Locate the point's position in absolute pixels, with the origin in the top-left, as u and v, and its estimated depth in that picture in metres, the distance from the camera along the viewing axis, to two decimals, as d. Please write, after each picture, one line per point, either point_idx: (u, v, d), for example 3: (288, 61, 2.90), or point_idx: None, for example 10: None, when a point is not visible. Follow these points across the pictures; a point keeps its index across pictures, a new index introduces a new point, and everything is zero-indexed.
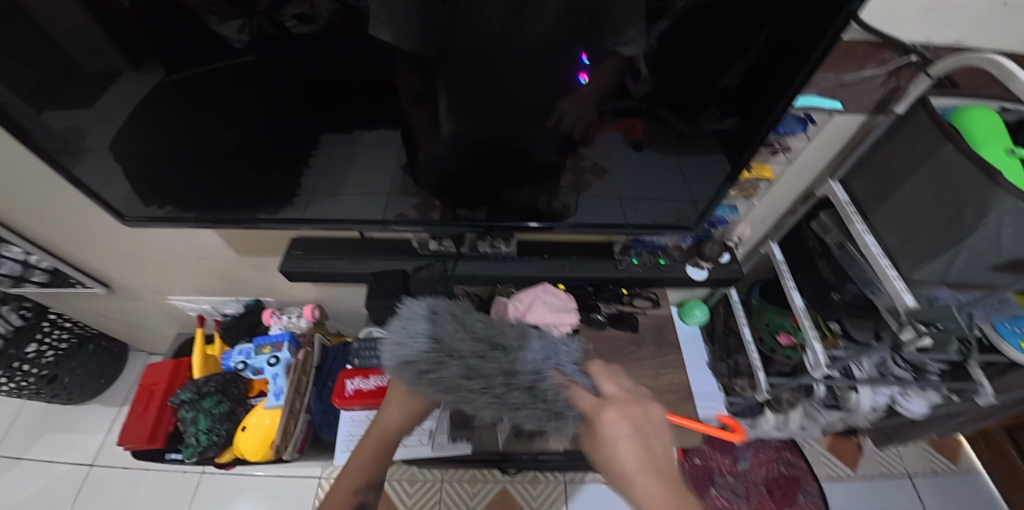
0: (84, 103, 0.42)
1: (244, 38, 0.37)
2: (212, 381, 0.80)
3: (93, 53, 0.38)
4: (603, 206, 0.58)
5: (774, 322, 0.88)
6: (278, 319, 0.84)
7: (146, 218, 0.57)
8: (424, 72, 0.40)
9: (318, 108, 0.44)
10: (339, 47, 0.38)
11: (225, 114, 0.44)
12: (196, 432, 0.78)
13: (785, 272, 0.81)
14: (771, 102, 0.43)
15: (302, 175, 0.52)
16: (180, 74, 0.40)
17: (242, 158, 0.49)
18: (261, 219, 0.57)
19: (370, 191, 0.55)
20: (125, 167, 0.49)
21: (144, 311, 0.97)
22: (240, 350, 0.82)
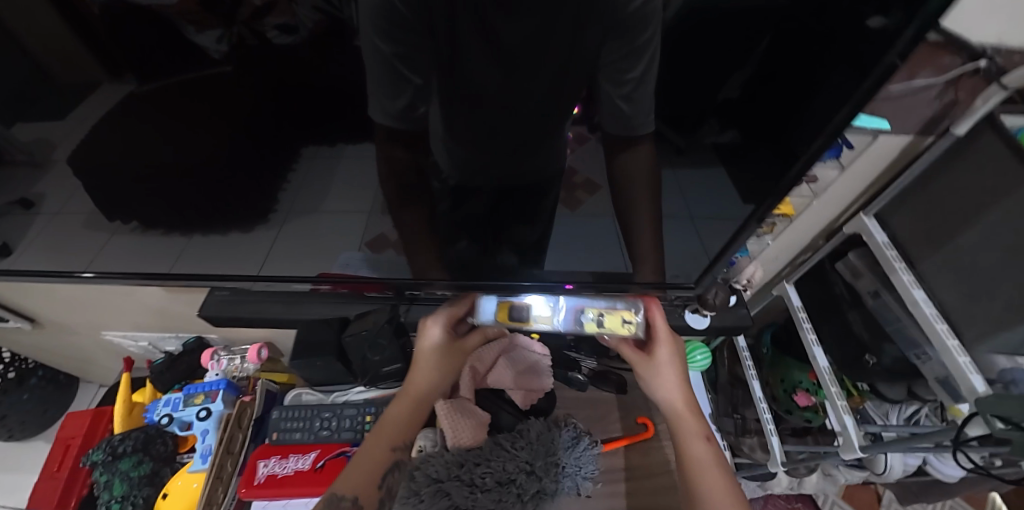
0: (57, 115, 0.40)
1: (222, 48, 0.35)
2: (129, 440, 0.72)
3: (69, 63, 0.37)
4: (595, 223, 0.54)
5: (791, 379, 0.85)
6: (217, 363, 0.81)
7: (97, 243, 0.53)
8: (414, 86, 0.38)
9: (299, 124, 0.42)
10: (322, 60, 0.35)
11: (193, 126, 0.42)
12: (110, 499, 0.71)
13: (804, 319, 0.83)
14: (778, 110, 0.40)
15: (280, 190, 0.48)
16: (150, 84, 0.38)
17: (212, 177, 0.47)
18: (227, 239, 0.53)
19: (350, 211, 0.51)
20: (85, 182, 0.46)
21: (81, 344, 0.95)
22: (166, 401, 0.76)
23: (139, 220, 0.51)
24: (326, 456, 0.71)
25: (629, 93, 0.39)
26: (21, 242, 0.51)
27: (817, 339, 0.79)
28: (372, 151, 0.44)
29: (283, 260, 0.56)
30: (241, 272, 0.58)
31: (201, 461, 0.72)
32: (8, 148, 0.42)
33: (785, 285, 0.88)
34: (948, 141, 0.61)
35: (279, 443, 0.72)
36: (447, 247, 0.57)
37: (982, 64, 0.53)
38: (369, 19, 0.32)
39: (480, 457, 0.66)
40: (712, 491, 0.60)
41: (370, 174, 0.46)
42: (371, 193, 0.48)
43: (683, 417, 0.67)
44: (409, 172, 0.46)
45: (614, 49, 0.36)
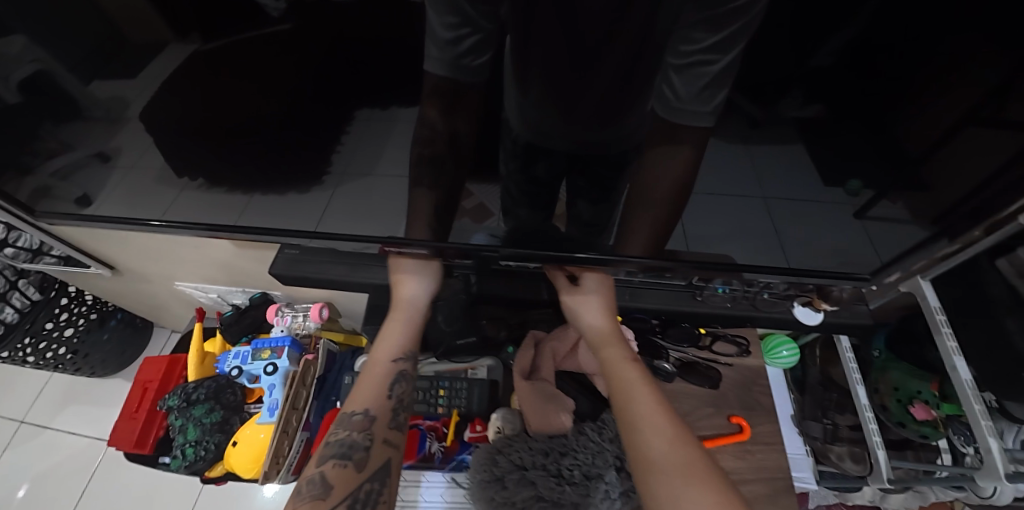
0: (130, 74, 0.42)
1: (281, 5, 0.34)
2: (203, 388, 0.81)
3: (142, 23, 0.38)
4: (664, 204, 0.50)
5: (906, 387, 0.69)
6: (283, 319, 0.85)
7: (164, 203, 0.55)
8: (467, 51, 0.36)
9: (352, 82, 0.40)
10: (377, 18, 0.35)
11: (251, 84, 0.42)
12: (184, 443, 0.79)
13: (943, 323, 0.62)
14: (904, 81, 0.35)
15: (334, 151, 0.47)
16: (214, 43, 0.39)
17: (272, 142, 0.47)
18: (276, 204, 0.54)
19: (403, 173, 0.49)
20: (159, 140, 0.48)
21: (153, 292, 1.02)
22: (235, 354, 0.82)
23: (205, 178, 0.51)
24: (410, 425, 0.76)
25: (700, 63, 0.35)
26: (105, 198, 0.56)
27: (959, 349, 0.61)
28: (428, 114, 0.42)
29: (335, 230, 0.56)
30: (297, 237, 0.58)
31: (268, 414, 0.79)
32: (89, 106, 0.45)
33: (919, 280, 0.65)
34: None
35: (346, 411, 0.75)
36: (505, 212, 0.55)
37: None
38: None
39: (570, 448, 0.64)
40: (639, 408, 0.56)
41: (419, 138, 0.45)
42: (424, 158, 0.47)
43: (603, 339, 0.65)
44: (469, 136, 0.45)
45: (697, 10, 0.32)
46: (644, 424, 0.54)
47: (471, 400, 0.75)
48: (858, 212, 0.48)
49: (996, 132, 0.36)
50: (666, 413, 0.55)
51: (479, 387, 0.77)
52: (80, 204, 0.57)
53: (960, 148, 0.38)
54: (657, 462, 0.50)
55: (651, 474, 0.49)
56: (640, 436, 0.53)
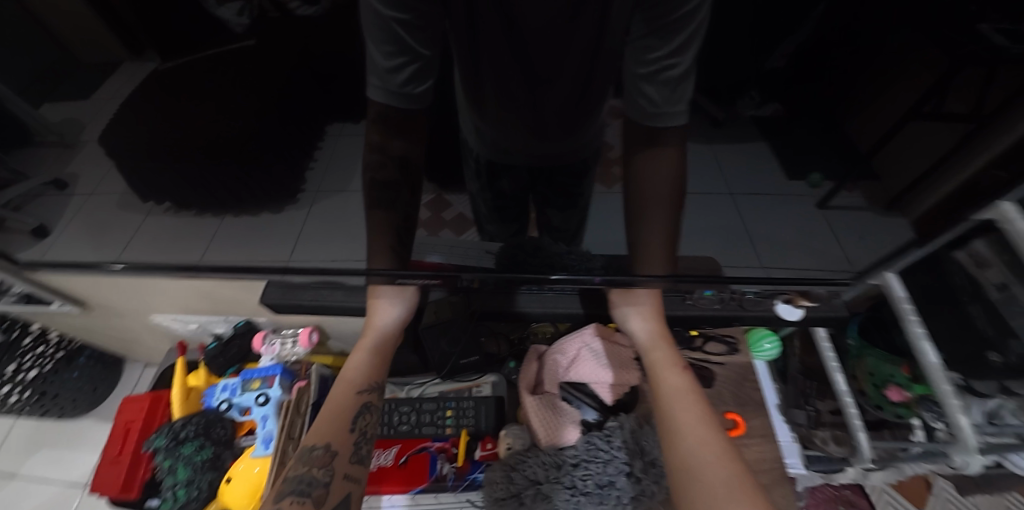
0: (83, 95, 0.40)
1: (245, 21, 0.35)
2: (191, 425, 0.77)
3: (97, 44, 0.38)
4: (643, 212, 0.50)
5: (881, 370, 0.75)
6: (271, 348, 0.84)
7: (130, 232, 0.52)
8: (421, 65, 0.36)
9: (319, 96, 0.40)
10: (342, 34, 0.34)
11: (215, 102, 0.40)
12: (175, 484, 0.75)
13: (909, 312, 0.65)
14: (848, 78, 0.38)
15: (308, 168, 0.45)
16: (173, 62, 0.38)
17: (235, 163, 0.45)
18: (250, 226, 0.51)
19: (379, 189, 0.47)
20: (117, 165, 0.45)
21: (127, 327, 0.97)
22: (224, 386, 0.80)
23: (171, 201, 0.48)
24: (415, 447, 0.74)
25: (662, 68, 0.36)
26: (67, 231, 0.53)
27: (927, 335, 0.65)
28: (394, 129, 0.41)
29: (314, 248, 0.54)
30: (273, 259, 0.55)
31: (263, 445, 0.76)
32: (40, 131, 0.43)
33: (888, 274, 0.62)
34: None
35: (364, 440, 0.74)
36: (480, 225, 0.54)
37: None
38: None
39: (577, 456, 0.66)
40: (685, 415, 0.58)
41: (397, 152, 0.43)
42: (398, 172, 0.45)
43: (657, 346, 0.67)
44: (436, 151, 0.44)
45: (648, 20, 0.33)
46: (691, 428, 0.57)
47: (479, 419, 0.76)
48: (820, 204, 0.49)
49: (937, 123, 0.40)
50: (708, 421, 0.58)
51: (488, 405, 0.77)
52: (35, 235, 0.54)
53: (905, 141, 0.42)
54: (701, 461, 0.53)
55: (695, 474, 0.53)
56: (687, 441, 0.55)
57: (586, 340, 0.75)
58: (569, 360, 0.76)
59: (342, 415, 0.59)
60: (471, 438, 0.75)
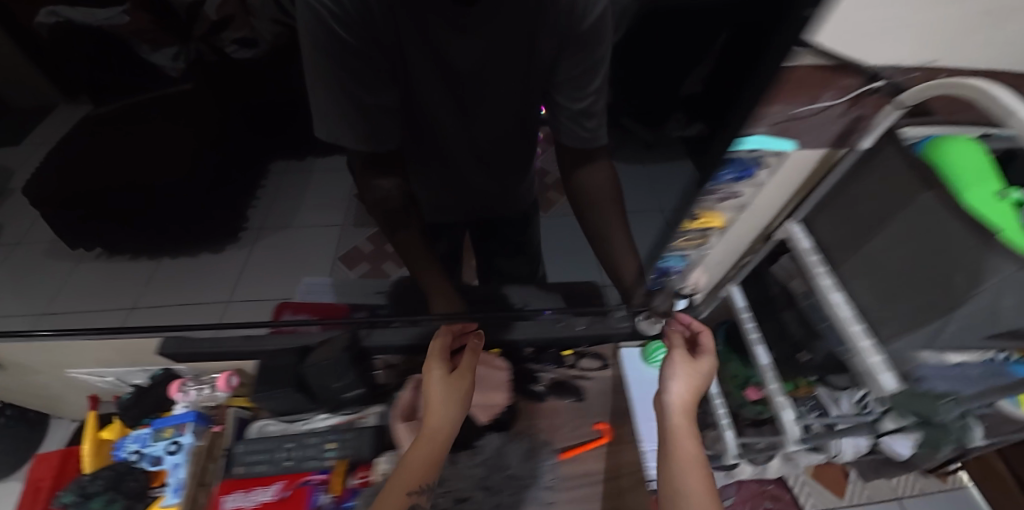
0: (14, 140, 0.38)
1: (180, 65, 0.34)
2: (99, 479, 0.69)
3: (23, 86, 0.35)
4: (592, 230, 0.54)
5: (742, 374, 0.88)
6: (184, 395, 0.73)
7: (56, 281, 0.49)
8: (385, 114, 0.38)
9: (263, 138, 0.39)
10: (283, 78, 0.34)
11: (155, 144, 0.39)
12: None
13: (747, 319, 0.82)
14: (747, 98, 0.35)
15: (250, 206, 0.45)
16: (108, 107, 0.37)
17: (170, 204, 0.44)
18: (199, 265, 0.50)
19: (320, 225, 0.47)
20: (55, 214, 0.43)
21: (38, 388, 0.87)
22: (135, 436, 0.70)
23: (103, 246, 0.46)
24: (296, 482, 0.68)
25: (591, 106, 0.40)
26: None
27: (760, 339, 0.79)
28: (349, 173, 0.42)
29: (256, 285, 0.53)
30: (214, 297, 0.54)
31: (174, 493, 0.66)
32: None
33: (730, 287, 0.88)
34: (855, 155, 0.64)
35: (246, 476, 0.68)
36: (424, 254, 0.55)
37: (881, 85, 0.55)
38: (312, 41, 0.31)
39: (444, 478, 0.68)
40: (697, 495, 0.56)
41: (342, 188, 0.43)
42: (347, 204, 0.45)
43: (677, 418, 0.64)
44: (393, 197, 0.46)
45: (573, 63, 0.37)
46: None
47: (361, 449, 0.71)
48: None
49: None
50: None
51: (367, 432, 0.72)
52: None
53: None
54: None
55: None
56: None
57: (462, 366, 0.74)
58: None
59: None
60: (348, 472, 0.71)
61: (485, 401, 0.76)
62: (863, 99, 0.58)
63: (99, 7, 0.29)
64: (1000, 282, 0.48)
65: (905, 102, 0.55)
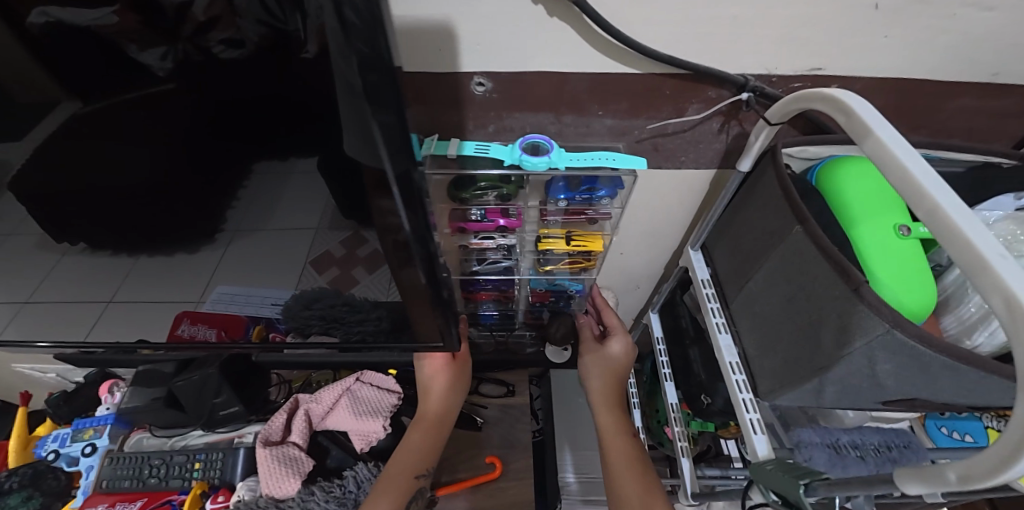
0: (13, 135, 0.37)
1: (168, 66, 0.31)
2: (15, 476, 0.66)
3: (21, 79, 0.33)
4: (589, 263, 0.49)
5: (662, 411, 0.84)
6: (109, 397, 0.72)
7: (46, 267, 0.49)
8: (383, 130, 0.31)
9: (247, 141, 0.37)
10: (277, 78, 0.31)
11: (142, 145, 0.38)
12: None
13: (659, 352, 0.76)
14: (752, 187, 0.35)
15: (228, 208, 0.43)
16: (97, 107, 0.35)
17: (154, 203, 0.43)
18: (183, 263, 0.49)
19: (296, 228, 0.44)
20: (51, 207, 0.42)
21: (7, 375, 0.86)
22: (54, 436, 0.70)
23: (86, 242, 0.46)
24: (157, 501, 0.60)
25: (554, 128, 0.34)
26: None
27: (671, 376, 0.73)
28: (336, 179, 0.38)
29: (230, 284, 0.51)
30: (186, 297, 0.53)
31: (82, 496, 0.64)
32: None
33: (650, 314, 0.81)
34: (737, 180, 0.53)
35: (114, 489, 0.61)
36: (395, 272, 0.48)
37: (746, 94, 0.51)
38: (316, 36, 0.27)
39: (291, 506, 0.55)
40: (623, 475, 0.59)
41: (325, 192, 0.40)
42: (325, 209, 0.42)
43: (605, 404, 0.67)
44: (379, 217, 0.41)
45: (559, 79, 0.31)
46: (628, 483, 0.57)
47: (229, 470, 0.61)
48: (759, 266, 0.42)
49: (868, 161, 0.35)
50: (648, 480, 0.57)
51: (239, 452, 0.63)
52: None
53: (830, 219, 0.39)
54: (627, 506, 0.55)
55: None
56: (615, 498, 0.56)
57: (349, 386, 0.66)
58: (323, 408, 0.65)
59: (396, 490, 0.54)
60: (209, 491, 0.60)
61: (360, 427, 0.62)
62: (737, 113, 0.55)
63: (89, 7, 0.28)
64: (871, 344, 0.37)
65: (775, 121, 0.44)
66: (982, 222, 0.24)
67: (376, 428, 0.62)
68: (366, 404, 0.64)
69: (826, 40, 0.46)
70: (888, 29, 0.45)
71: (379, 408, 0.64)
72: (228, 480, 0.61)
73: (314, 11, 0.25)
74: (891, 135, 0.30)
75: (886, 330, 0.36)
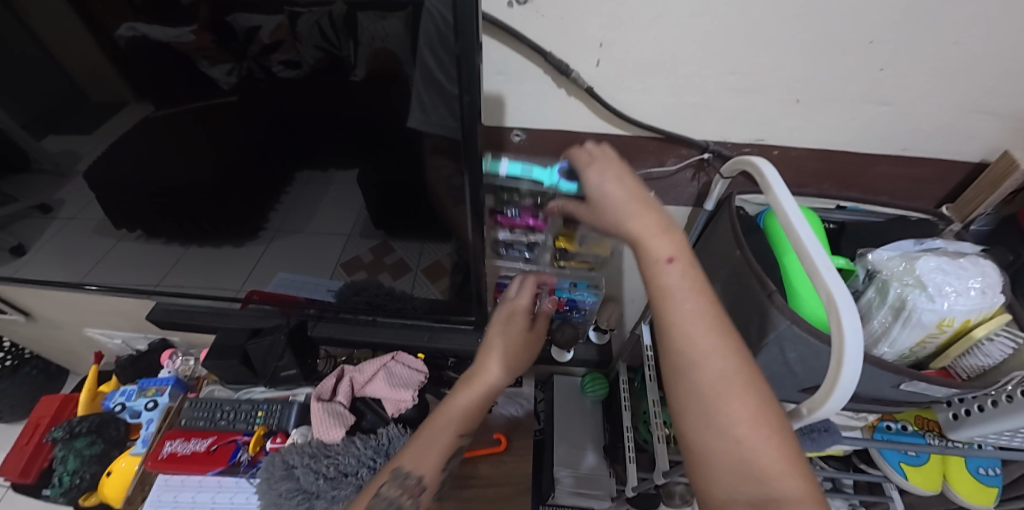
0: (88, 129, 0.41)
1: (232, 80, 0.35)
2: (87, 420, 0.64)
3: (103, 82, 0.38)
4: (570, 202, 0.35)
5: None
6: (171, 362, 0.71)
7: (116, 242, 0.53)
8: (424, 121, 0.35)
9: (291, 150, 0.40)
10: (328, 95, 0.35)
11: (196, 147, 0.41)
12: (62, 471, 0.63)
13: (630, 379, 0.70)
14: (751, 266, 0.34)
15: (272, 210, 0.47)
16: (167, 110, 0.39)
17: (207, 197, 0.47)
18: (228, 252, 0.53)
19: (332, 232, 0.48)
20: (114, 194, 0.47)
21: (71, 344, 0.84)
22: (122, 390, 0.67)
23: (143, 228, 0.51)
24: (222, 440, 0.60)
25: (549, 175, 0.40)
26: (40, 242, 0.54)
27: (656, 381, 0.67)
28: (379, 186, 0.42)
29: (270, 273, 0.55)
30: (229, 284, 0.58)
31: (142, 445, 0.62)
32: (38, 160, 0.45)
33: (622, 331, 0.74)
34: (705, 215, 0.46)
35: (189, 425, 0.61)
36: (419, 274, 0.52)
37: (707, 156, 0.46)
38: (371, 57, 0.31)
39: (335, 450, 0.55)
40: (661, 249, 0.27)
41: (359, 201, 0.44)
42: (358, 220, 0.46)
43: (619, 197, 0.29)
44: (411, 219, 0.45)
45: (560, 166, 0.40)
46: (691, 297, 0.26)
47: (285, 418, 0.61)
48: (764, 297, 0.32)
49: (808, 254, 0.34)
50: (725, 323, 0.26)
51: (294, 405, 0.63)
52: (11, 253, 0.56)
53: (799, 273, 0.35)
54: (755, 460, 0.23)
55: (720, 421, 0.24)
56: (699, 388, 0.25)
57: (387, 362, 0.62)
58: (364, 378, 0.62)
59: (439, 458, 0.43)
60: (268, 435, 0.61)
61: (391, 396, 0.60)
62: None
63: (172, 26, 0.32)
64: (781, 340, 0.31)
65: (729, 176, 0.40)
66: (847, 284, 0.23)
67: (407, 399, 0.59)
68: (404, 375, 0.62)
69: (851, 128, 0.42)
70: (922, 123, 0.41)
71: (411, 380, 0.61)
72: (284, 426, 0.61)
73: (368, 39, 0.30)
74: (788, 195, 0.29)
75: (786, 326, 0.30)
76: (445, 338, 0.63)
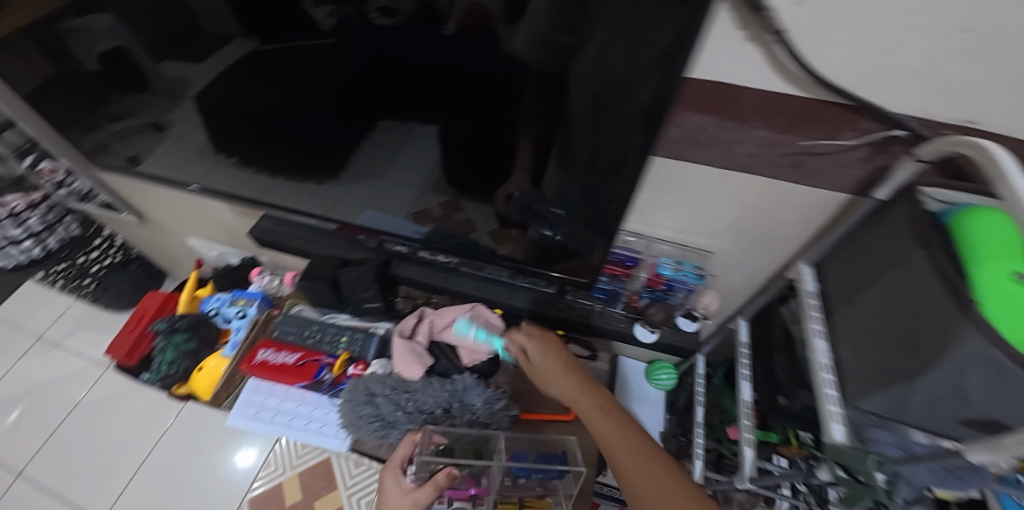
0: (197, 58, 0.44)
1: (333, 23, 0.35)
2: (186, 318, 0.74)
3: (213, 16, 0.39)
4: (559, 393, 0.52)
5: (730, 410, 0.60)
6: (261, 278, 0.77)
7: (216, 165, 0.58)
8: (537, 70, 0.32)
9: (385, 95, 0.40)
10: (422, 45, 0.34)
11: (294, 83, 0.43)
12: (161, 360, 0.72)
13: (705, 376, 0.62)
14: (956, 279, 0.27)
15: (353, 154, 0.49)
16: (272, 46, 0.40)
17: (296, 133, 0.49)
18: (310, 187, 0.56)
19: (409, 181, 0.49)
20: (217, 121, 0.51)
21: (174, 249, 0.94)
22: (218, 297, 0.76)
23: (238, 157, 0.55)
24: (309, 358, 0.65)
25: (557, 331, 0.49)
26: (154, 154, 0.59)
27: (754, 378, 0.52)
28: (468, 141, 0.41)
29: (350, 212, 0.57)
30: (314, 206, 0.59)
31: (230, 349, 0.71)
32: (155, 82, 0.48)
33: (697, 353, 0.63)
34: (866, 208, 0.39)
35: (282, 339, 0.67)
36: (487, 235, 0.52)
37: (901, 132, 0.35)
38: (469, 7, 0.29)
39: (413, 387, 0.57)
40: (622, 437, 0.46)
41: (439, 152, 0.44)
42: (432, 174, 0.47)
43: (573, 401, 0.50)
44: (494, 178, 0.44)
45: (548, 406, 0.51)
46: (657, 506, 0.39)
47: (366, 348, 0.64)
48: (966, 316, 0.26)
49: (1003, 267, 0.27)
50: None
51: (374, 337, 0.65)
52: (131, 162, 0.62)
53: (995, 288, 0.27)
54: None
55: None
56: None
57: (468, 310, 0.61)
58: (444, 322, 0.62)
59: None
60: (351, 360, 0.65)
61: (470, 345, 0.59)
62: None
63: None
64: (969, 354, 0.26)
65: (923, 159, 0.33)
66: None
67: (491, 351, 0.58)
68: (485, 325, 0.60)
69: None
70: None
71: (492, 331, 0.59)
72: (363, 355, 0.64)
73: None
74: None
75: (981, 344, 0.26)
76: (531, 295, 0.61)
